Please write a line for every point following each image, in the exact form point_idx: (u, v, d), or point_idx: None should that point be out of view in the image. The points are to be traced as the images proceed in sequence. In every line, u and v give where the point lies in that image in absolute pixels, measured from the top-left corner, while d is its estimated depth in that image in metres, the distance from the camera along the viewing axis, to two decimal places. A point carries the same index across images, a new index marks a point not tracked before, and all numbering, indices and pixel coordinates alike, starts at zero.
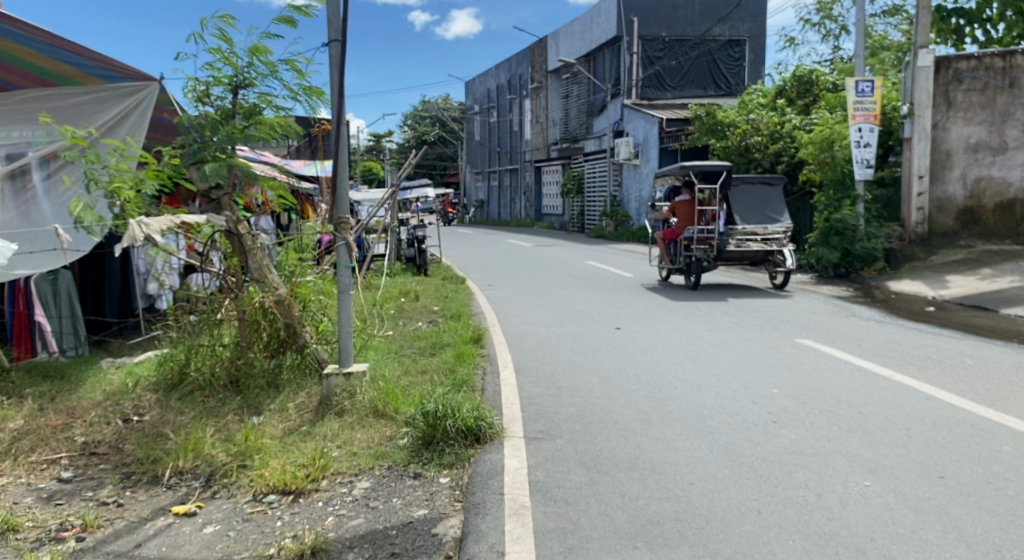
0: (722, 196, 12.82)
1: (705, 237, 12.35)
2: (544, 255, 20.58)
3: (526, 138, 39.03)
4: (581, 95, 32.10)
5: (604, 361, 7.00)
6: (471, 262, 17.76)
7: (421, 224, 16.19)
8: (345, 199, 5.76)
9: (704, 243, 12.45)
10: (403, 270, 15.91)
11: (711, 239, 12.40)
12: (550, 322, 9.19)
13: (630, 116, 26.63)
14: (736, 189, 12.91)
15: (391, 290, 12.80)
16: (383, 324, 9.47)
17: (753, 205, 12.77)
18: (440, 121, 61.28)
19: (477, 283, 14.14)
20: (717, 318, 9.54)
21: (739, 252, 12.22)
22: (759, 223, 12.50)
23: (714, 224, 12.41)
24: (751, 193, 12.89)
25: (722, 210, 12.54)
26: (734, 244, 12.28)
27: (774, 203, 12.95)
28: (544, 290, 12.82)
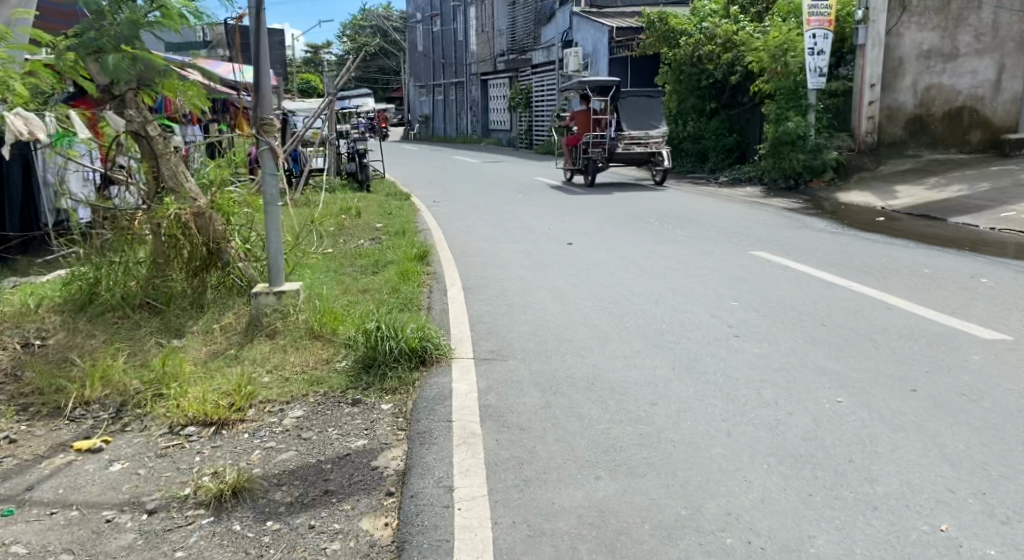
0: (613, 107, 15.96)
1: (600, 142, 15.25)
2: (491, 170, 19.96)
3: (472, 49, 37.56)
4: (528, 2, 30.77)
5: (557, 276, 6.65)
6: (416, 178, 17.06)
7: (363, 137, 15.40)
8: (270, 98, 5.16)
9: (600, 147, 15.36)
10: (344, 186, 15.16)
11: (604, 143, 15.34)
12: (499, 238, 8.78)
13: (579, 25, 25.66)
14: (622, 104, 16.35)
15: (327, 207, 12.11)
16: (323, 242, 8.92)
17: (636, 117, 16.19)
18: (382, 31, 58.62)
19: (423, 199, 13.55)
20: (671, 232, 9.25)
21: (626, 154, 15.31)
22: (638, 131, 15.93)
23: (606, 130, 15.39)
24: (636, 106, 16.26)
25: (613, 119, 15.60)
26: (622, 147, 15.37)
27: (653, 115, 16.35)
28: (492, 206, 12.34)
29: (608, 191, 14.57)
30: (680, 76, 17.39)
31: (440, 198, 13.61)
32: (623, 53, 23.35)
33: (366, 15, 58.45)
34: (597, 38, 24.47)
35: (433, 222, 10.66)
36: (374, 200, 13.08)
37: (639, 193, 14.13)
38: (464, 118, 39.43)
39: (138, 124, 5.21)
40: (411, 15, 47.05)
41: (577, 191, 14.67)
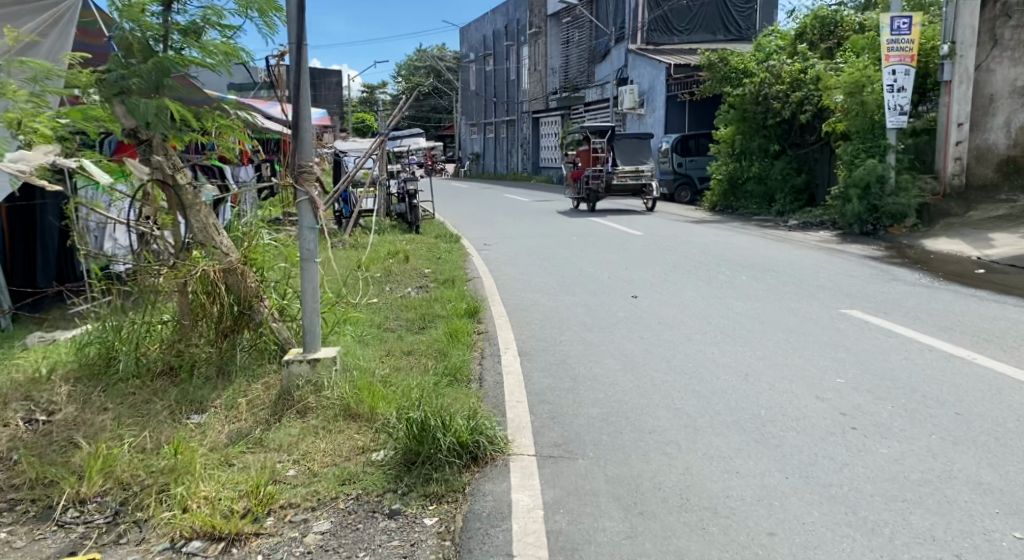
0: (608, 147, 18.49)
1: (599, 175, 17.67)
2: (544, 210, 19.38)
3: (524, 88, 37.39)
4: (582, 40, 30.45)
5: (625, 339, 5.90)
6: (467, 219, 16.53)
7: (413, 176, 14.98)
8: (310, 143, 4.53)
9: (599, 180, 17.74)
10: (393, 227, 14.70)
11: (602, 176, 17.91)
12: (555, 289, 8.07)
13: (635, 63, 25.13)
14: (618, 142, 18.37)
15: (373, 251, 11.57)
16: (366, 292, 8.32)
17: (630, 153, 18.75)
18: (435, 71, 59.28)
19: (474, 241, 12.99)
20: (745, 284, 8.43)
21: (622, 185, 17.68)
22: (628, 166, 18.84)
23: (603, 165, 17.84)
24: (628, 144, 19.03)
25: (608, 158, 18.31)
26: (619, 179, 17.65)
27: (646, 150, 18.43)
28: (546, 249, 11.68)
29: (669, 234, 13.81)
30: (744, 114, 16.61)
31: (492, 241, 13.01)
32: (681, 90, 22.69)
33: (420, 54, 59.23)
34: (653, 75, 23.89)
35: (484, 268, 10.02)
36: (422, 243, 12.52)
37: (702, 237, 13.32)
38: (515, 156, 39.20)
39: (164, 173, 4.59)
40: (464, 54, 47.37)
41: (636, 234, 13.95)
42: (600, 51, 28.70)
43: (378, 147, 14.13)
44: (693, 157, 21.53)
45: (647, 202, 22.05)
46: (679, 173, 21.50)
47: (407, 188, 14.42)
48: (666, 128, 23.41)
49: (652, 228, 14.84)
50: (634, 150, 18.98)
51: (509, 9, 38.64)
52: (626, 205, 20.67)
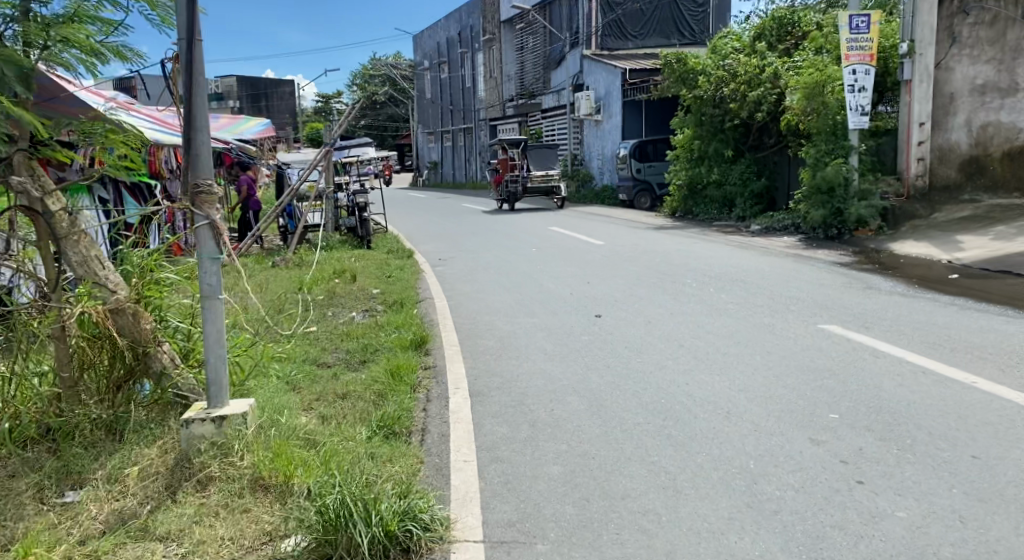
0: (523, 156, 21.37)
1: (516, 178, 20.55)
2: (502, 220, 18.74)
3: (480, 95, 36.80)
4: (536, 46, 29.93)
5: (589, 369, 5.25)
6: (422, 231, 15.76)
7: (362, 188, 14.17)
8: (209, 157, 3.82)
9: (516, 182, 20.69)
10: (342, 242, 13.87)
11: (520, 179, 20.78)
12: (512, 309, 7.41)
13: (590, 68, 24.70)
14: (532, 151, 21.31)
15: (316, 270, 10.75)
16: (301, 321, 7.53)
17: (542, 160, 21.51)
18: (390, 80, 58.45)
19: (427, 256, 12.27)
20: (715, 298, 7.88)
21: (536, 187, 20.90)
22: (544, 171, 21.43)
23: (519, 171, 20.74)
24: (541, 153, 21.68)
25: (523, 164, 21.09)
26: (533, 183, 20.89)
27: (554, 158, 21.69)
28: (504, 263, 11.03)
29: (631, 243, 13.27)
30: (703, 117, 16.18)
31: (446, 254, 12.31)
32: (638, 95, 22.28)
33: (373, 63, 58.25)
34: (609, 80, 23.44)
35: (435, 285, 9.31)
36: (370, 260, 11.72)
37: (666, 245, 12.80)
38: (472, 164, 38.56)
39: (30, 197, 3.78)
40: (417, 61, 46.61)
41: (597, 243, 13.38)
42: (554, 56, 28.22)
43: (323, 157, 13.35)
44: (652, 163, 21.10)
45: (607, 209, 21.57)
46: (639, 179, 21.07)
47: (356, 200, 13.65)
48: (623, 133, 22.96)
49: (613, 236, 14.31)
50: (548, 157, 21.47)
51: (462, 15, 38.05)
52: (585, 213, 20.14)
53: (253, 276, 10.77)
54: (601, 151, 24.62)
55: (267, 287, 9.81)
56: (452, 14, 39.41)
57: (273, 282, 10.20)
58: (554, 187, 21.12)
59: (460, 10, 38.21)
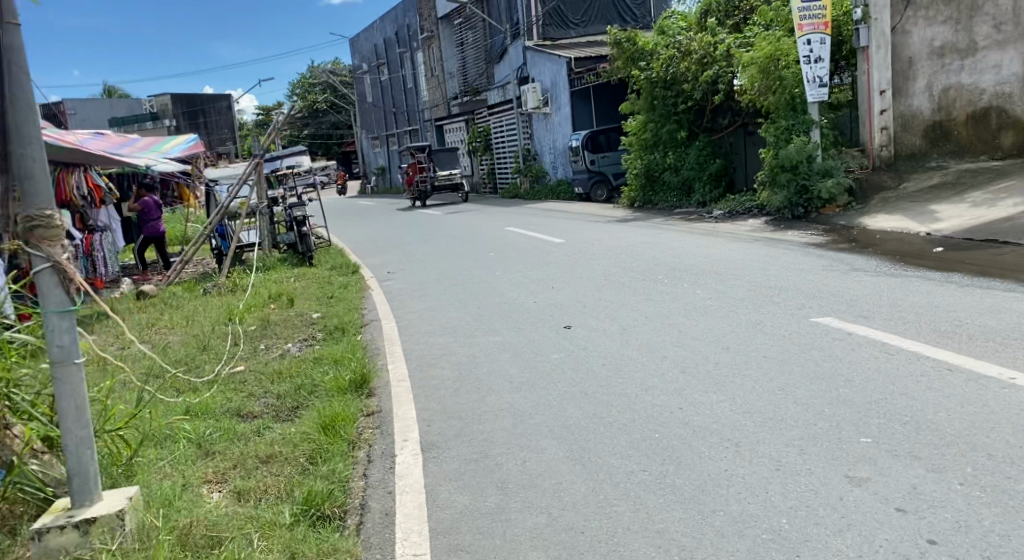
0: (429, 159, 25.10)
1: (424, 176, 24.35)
2: (455, 222, 17.84)
3: (422, 95, 35.78)
4: (477, 41, 29.04)
5: (564, 396, 4.44)
6: (369, 242, 14.75)
7: (300, 201, 13.11)
8: (45, 179, 2.89)
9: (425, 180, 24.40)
10: (281, 260, 12.81)
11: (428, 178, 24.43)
12: (471, 327, 6.55)
13: (533, 59, 23.97)
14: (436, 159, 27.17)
15: (251, 295, 9.72)
16: (228, 359, 6.53)
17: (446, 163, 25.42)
18: (331, 87, 56.98)
19: (375, 269, 11.34)
20: (693, 294, 7.14)
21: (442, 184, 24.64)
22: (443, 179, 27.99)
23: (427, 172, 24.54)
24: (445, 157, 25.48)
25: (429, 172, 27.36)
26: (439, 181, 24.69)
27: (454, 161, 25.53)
28: (460, 271, 10.15)
29: (593, 238, 12.51)
30: (656, 101, 15.50)
31: (395, 266, 11.37)
32: (585, 84, 21.56)
33: (311, 71, 56.62)
34: (554, 70, 22.71)
35: (383, 304, 8.40)
36: (311, 279, 10.73)
37: (629, 237, 12.07)
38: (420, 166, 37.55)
39: None
40: (356, 66, 45.28)
41: (556, 241, 12.58)
42: (496, 50, 27.36)
43: (255, 169, 12.33)
44: (605, 153, 20.43)
45: (563, 203, 20.83)
46: (593, 171, 20.39)
47: (294, 214, 12.65)
48: (573, 124, 22.23)
49: (573, 232, 13.54)
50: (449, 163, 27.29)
51: (398, 15, 37.00)
52: (541, 209, 19.35)
53: (180, 308, 9.71)
54: (552, 144, 23.88)
55: (195, 319, 8.77)
56: (388, 14, 38.30)
57: (202, 312, 9.17)
58: (457, 183, 24.96)
59: (395, 9, 37.13)
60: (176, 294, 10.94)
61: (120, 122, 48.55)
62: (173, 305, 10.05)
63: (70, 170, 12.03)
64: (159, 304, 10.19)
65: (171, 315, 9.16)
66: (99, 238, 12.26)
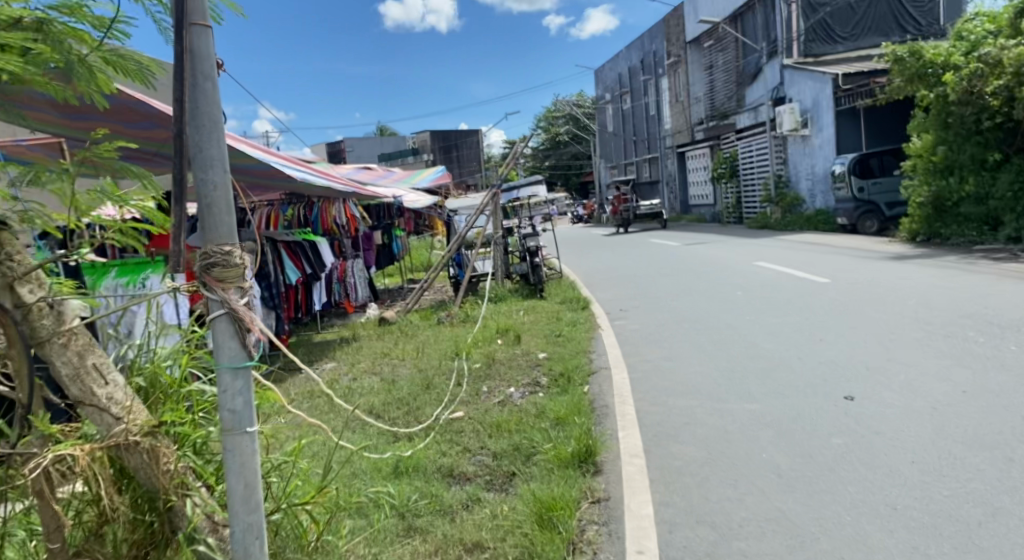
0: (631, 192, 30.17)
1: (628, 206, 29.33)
2: (698, 255, 16.55)
3: (666, 123, 34.77)
4: (728, 64, 27.45)
5: (858, 511, 3.27)
6: (604, 274, 14.04)
7: (537, 232, 12.75)
8: (227, 213, 2.39)
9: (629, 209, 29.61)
10: (516, 291, 12.53)
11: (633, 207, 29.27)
12: (721, 385, 5.47)
13: (791, 79, 21.99)
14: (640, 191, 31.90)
15: (480, 329, 9.39)
16: (447, 404, 6.05)
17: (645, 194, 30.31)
18: (576, 119, 58.00)
19: (609, 304, 10.54)
20: (1022, 362, 5.44)
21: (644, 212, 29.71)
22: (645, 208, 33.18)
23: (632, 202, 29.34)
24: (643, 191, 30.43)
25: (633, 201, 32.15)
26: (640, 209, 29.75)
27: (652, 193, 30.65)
28: (704, 311, 9.02)
29: (864, 277, 10.67)
30: (950, 119, 13.19)
31: (631, 302, 10.51)
32: (853, 102, 19.23)
33: (558, 104, 58.12)
34: (817, 89, 20.56)
35: (615, 346, 7.54)
36: (542, 313, 10.19)
37: (913, 278, 10.10)
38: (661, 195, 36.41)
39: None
40: (601, 96, 45.43)
41: (818, 278, 10.92)
42: (749, 72, 25.61)
43: (491, 199, 12.25)
44: (875, 179, 17.96)
45: (822, 236, 18.61)
46: (861, 200, 18.01)
47: (527, 244, 12.38)
48: (837, 147, 19.92)
49: (838, 269, 11.73)
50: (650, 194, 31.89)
51: (644, 43, 36.45)
52: (795, 242, 17.39)
53: (414, 338, 9.62)
54: (810, 170, 21.64)
55: (426, 351, 8.56)
56: (634, 43, 37.88)
57: (434, 344, 8.96)
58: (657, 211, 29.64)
59: (642, 37, 36.60)
60: (414, 322, 10.99)
61: (388, 158, 53.24)
62: (409, 334, 10.04)
63: (331, 201, 12.59)
64: (397, 333, 10.24)
65: (405, 346, 9.07)
66: (353, 264, 12.65)
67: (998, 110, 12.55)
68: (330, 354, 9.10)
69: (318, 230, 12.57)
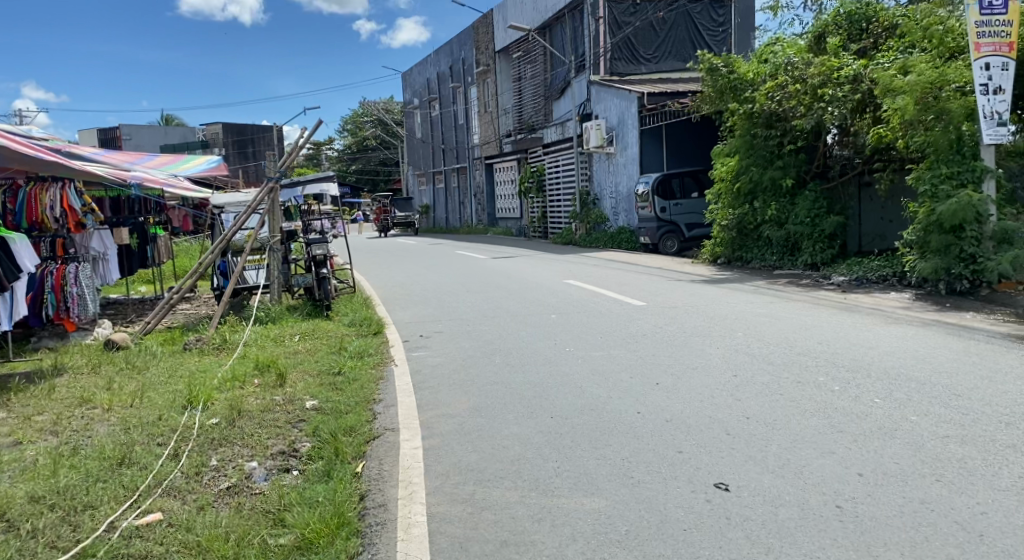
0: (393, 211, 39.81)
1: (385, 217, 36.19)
2: (505, 270, 15.28)
3: (474, 132, 33.74)
4: (536, 75, 26.85)
5: None
6: (401, 291, 12.21)
7: (323, 237, 10.71)
8: None
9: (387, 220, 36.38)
10: (294, 308, 10.41)
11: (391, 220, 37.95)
12: (546, 460, 3.90)
13: (598, 95, 21.65)
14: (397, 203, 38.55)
15: (235, 363, 7.19)
16: (139, 498, 3.93)
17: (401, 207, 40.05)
18: (382, 123, 55.79)
19: (403, 329, 8.71)
20: (903, 423, 4.37)
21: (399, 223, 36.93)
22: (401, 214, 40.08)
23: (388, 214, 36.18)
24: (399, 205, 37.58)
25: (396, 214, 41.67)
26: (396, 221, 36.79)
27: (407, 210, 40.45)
28: (515, 340, 7.52)
29: (683, 301, 9.81)
30: (756, 140, 12.85)
31: (428, 326, 8.81)
32: (658, 121, 19.05)
33: (364, 107, 55.60)
34: (622, 107, 20.31)
35: (405, 390, 5.75)
36: (319, 341, 8.13)
37: (732, 304, 9.33)
38: (468, 206, 35.31)
39: None
40: (407, 101, 43.63)
41: (637, 302, 9.87)
42: (556, 85, 25.13)
43: (267, 196, 10.20)
44: (679, 200, 17.84)
45: (628, 254, 18.15)
46: (664, 220, 17.76)
47: (313, 252, 10.39)
48: (642, 165, 19.58)
49: (655, 292, 10.86)
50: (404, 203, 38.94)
51: (454, 48, 35.27)
52: (603, 260, 16.71)
53: (144, 373, 7.21)
54: (615, 188, 21.32)
55: (150, 394, 6.26)
56: (443, 47, 36.57)
57: (164, 383, 6.68)
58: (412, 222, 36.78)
59: (451, 42, 35.40)
60: (152, 347, 8.50)
61: (171, 149, 47.97)
62: (138, 366, 7.57)
63: (45, 185, 9.88)
64: (121, 363, 7.73)
65: (127, 385, 6.67)
66: (76, 269, 9.84)
67: (800, 135, 12.40)
68: (7, 396, 6.46)
69: (22, 222, 9.81)
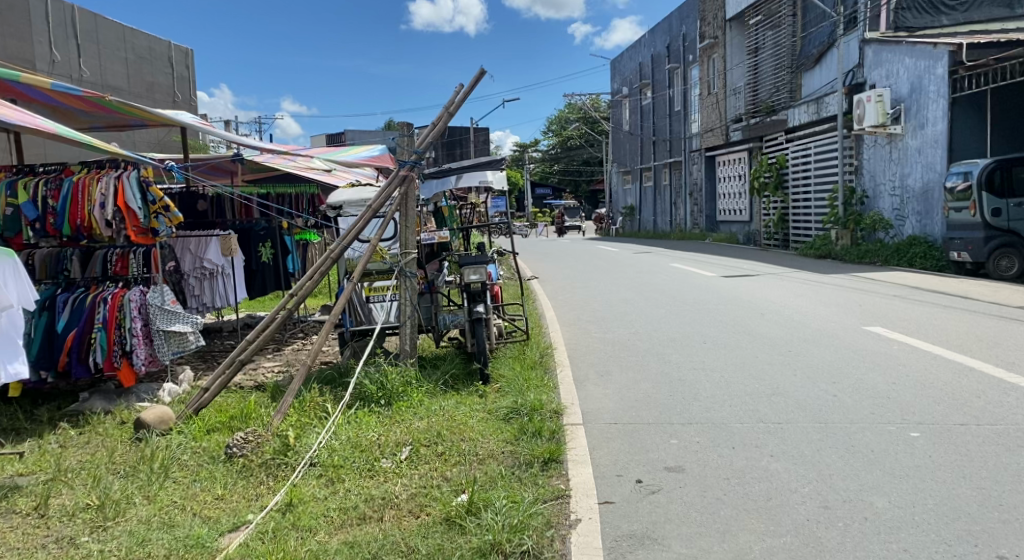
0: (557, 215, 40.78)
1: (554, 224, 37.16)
2: (751, 297, 10.59)
3: (693, 119, 28.78)
4: (779, 43, 21.52)
5: None
6: (602, 335, 8.05)
7: (486, 255, 6.78)
8: None
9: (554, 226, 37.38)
10: (439, 363, 6.71)
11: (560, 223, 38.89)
12: None
13: (879, 58, 16.05)
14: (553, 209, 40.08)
15: (241, 549, 3.38)
16: None
17: None
18: (589, 119, 52.06)
19: (606, 445, 4.52)
20: None
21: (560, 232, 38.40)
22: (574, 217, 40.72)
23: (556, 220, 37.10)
24: None
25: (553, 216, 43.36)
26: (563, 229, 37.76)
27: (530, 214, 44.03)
28: (884, 545, 3.09)
29: None
30: None
31: (651, 440, 4.58)
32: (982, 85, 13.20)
33: (570, 102, 52.20)
34: (918, 70, 14.68)
35: None
36: (429, 480, 4.09)
37: None
38: (682, 206, 30.40)
39: None
40: (617, 90, 39.24)
41: None
42: (811, 51, 19.60)
43: (399, 189, 6.46)
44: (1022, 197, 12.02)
45: (931, 276, 12.62)
46: (996, 228, 12.12)
47: (466, 278, 6.43)
48: (949, 150, 13.93)
49: None
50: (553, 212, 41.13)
51: (672, 25, 30.54)
52: (898, 285, 11.43)
53: (84, 545, 3.62)
54: (898, 181, 15.61)
55: None
56: (661, 24, 31.92)
57: None
58: (565, 227, 38.19)
59: (670, 18, 30.68)
60: (183, 448, 5.01)
61: None
62: (108, 507, 4.04)
63: (100, 174, 6.90)
64: (95, 489, 4.28)
65: None
66: (140, 295, 6.90)
67: None
68: None
69: (65, 226, 6.93)
